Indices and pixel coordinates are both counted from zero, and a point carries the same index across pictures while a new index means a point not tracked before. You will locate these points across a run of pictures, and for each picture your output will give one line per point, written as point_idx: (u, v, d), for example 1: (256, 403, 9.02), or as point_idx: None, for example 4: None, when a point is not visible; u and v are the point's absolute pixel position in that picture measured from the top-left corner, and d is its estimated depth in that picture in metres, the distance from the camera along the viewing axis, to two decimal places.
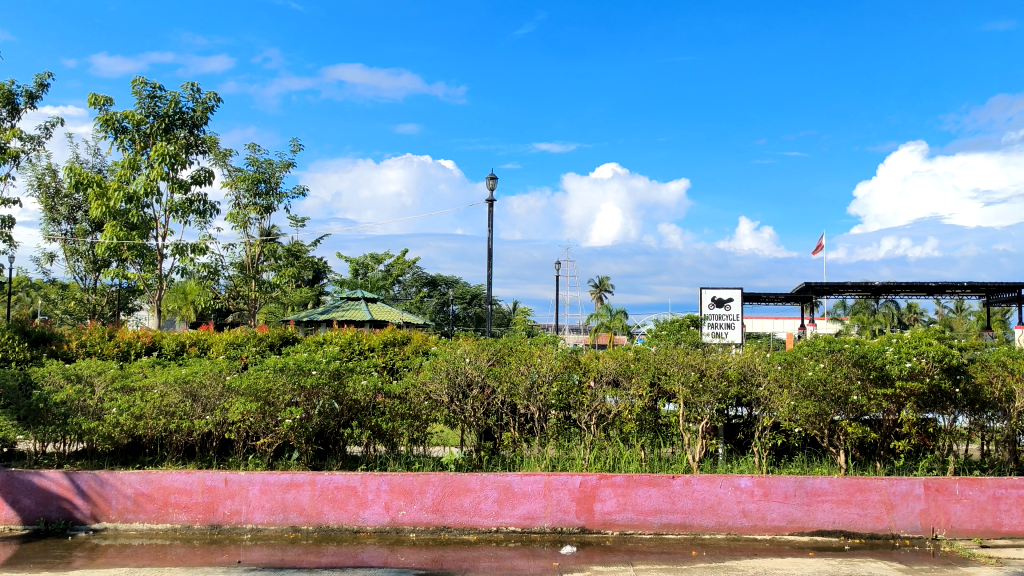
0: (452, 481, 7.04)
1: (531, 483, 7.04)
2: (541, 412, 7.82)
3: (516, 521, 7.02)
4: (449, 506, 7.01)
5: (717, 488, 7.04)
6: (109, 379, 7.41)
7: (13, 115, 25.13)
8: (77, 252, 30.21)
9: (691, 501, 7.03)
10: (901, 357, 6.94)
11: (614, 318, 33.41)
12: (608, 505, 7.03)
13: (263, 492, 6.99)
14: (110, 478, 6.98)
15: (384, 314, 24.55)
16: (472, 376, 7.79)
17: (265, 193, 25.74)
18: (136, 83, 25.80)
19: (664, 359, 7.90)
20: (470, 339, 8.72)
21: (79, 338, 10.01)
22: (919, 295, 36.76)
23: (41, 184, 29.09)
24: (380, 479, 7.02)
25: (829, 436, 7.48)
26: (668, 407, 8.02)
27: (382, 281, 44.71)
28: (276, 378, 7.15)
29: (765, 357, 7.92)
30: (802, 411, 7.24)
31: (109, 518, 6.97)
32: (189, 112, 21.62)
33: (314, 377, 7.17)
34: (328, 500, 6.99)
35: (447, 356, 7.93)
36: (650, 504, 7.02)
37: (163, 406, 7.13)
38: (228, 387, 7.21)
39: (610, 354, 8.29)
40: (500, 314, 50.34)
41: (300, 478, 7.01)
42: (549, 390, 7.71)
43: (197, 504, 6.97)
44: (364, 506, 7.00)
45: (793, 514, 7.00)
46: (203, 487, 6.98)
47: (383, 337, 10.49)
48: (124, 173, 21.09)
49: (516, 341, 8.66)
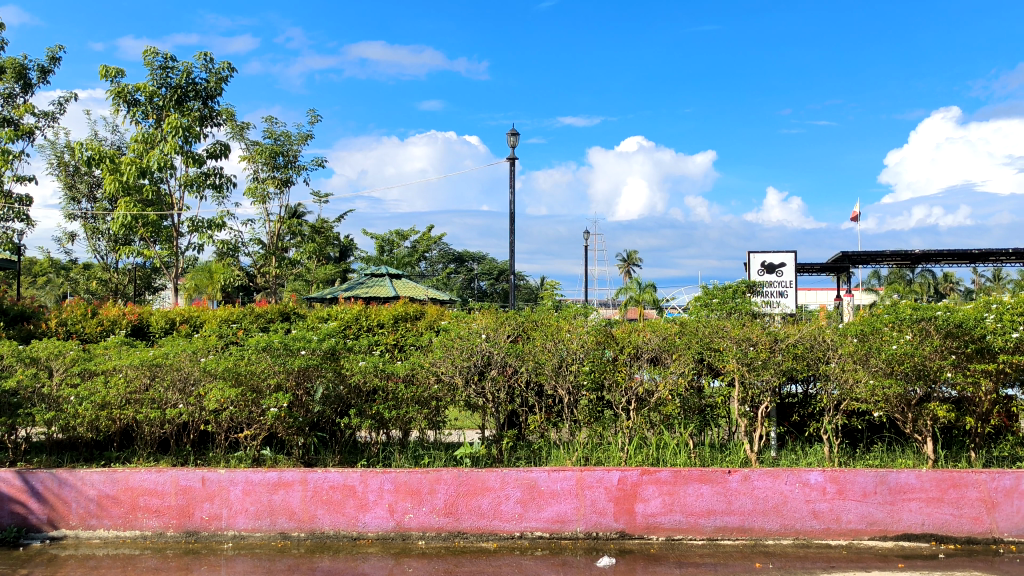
0: (468, 478, 5.98)
1: (560, 481, 5.96)
2: (570, 395, 6.74)
3: (543, 526, 5.95)
4: (464, 508, 5.96)
5: (782, 485, 5.94)
6: (68, 362, 6.33)
7: (27, 90, 24.30)
8: (97, 231, 29.50)
9: (750, 501, 5.93)
10: (1006, 326, 5.79)
11: (644, 291, 32.17)
12: (652, 506, 5.94)
13: (246, 494, 5.97)
14: (69, 477, 5.99)
15: (409, 290, 23.57)
16: (490, 355, 6.70)
17: (283, 166, 24.73)
18: (149, 55, 24.85)
19: (715, 332, 6.74)
20: (489, 313, 7.58)
21: (59, 315, 8.96)
22: (962, 263, 35.24)
23: (59, 161, 28.36)
24: (383, 477, 5.97)
25: (912, 422, 6.28)
26: (715, 386, 6.85)
27: (409, 257, 43.61)
28: (259, 359, 6.07)
29: (836, 326, 6.73)
30: (883, 391, 6.07)
31: (69, 524, 5.97)
32: (203, 83, 20.51)
33: (303, 357, 6.08)
34: (323, 502, 5.96)
35: (461, 331, 6.87)
36: (701, 505, 5.94)
37: (130, 393, 6.06)
38: (204, 370, 6.13)
39: (649, 327, 7.13)
40: (528, 289, 49.29)
41: (289, 477, 5.98)
42: (580, 369, 6.65)
43: (170, 507, 5.96)
44: (364, 508, 5.96)
45: (873, 516, 5.90)
46: (176, 488, 5.97)
47: (393, 311, 9.36)
48: (137, 147, 20.15)
49: (542, 315, 7.55)
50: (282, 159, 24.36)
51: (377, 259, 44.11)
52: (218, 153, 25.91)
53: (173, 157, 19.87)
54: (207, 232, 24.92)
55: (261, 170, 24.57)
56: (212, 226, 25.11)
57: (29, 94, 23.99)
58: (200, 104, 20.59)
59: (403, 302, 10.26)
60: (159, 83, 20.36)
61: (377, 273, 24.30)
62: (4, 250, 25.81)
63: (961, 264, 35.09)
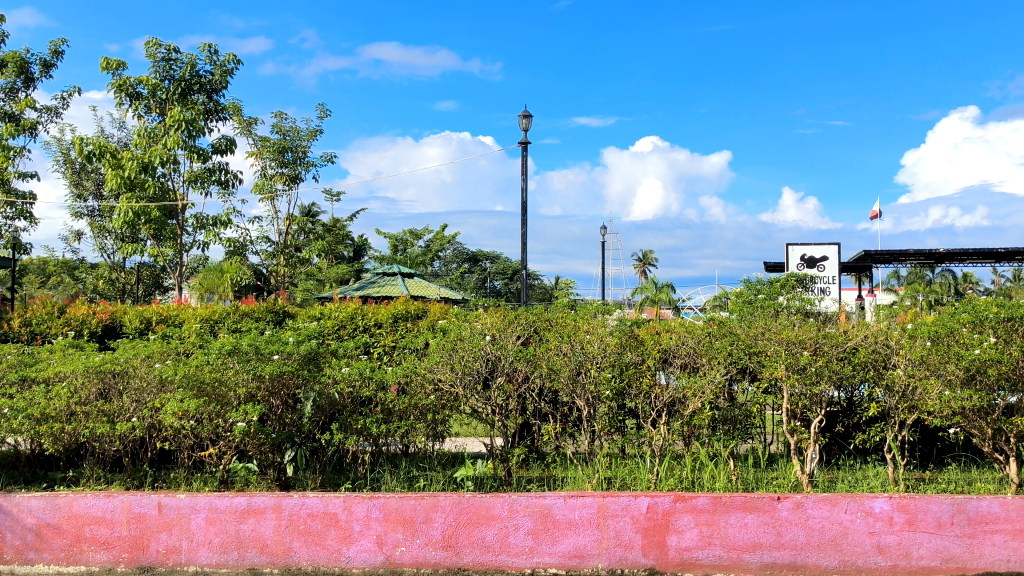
0: (470, 505, 5.08)
1: (578, 509, 5.05)
2: (590, 406, 5.82)
3: (558, 562, 5.03)
4: (466, 540, 5.05)
5: (840, 514, 5.02)
6: (6, 369, 5.45)
7: (31, 84, 23.58)
8: (104, 229, 28.81)
9: (803, 533, 5.01)
10: None
11: (662, 291, 31.04)
12: (687, 539, 5.03)
13: (209, 523, 5.09)
14: (4, 503, 5.14)
15: (422, 289, 22.72)
16: (496, 362, 5.79)
17: (292, 162, 23.88)
18: (154, 48, 24.09)
19: (759, 333, 5.80)
20: (496, 312, 6.69)
21: (23, 314, 8.08)
22: (989, 263, 34.02)
23: (64, 159, 27.62)
24: (370, 503, 5.07)
25: (992, 439, 5.33)
26: (750, 391, 6.01)
27: (422, 256, 42.72)
28: (224, 365, 5.17)
29: (900, 326, 5.77)
30: (960, 405, 5.09)
31: (3, 558, 5.11)
32: (207, 76, 19.65)
33: (276, 363, 5.19)
34: (299, 533, 5.06)
35: (461, 333, 5.98)
36: (746, 537, 5.02)
37: (74, 404, 5.18)
38: (161, 378, 5.24)
39: (678, 328, 6.21)
40: (544, 289, 48.39)
41: (260, 503, 5.10)
42: (602, 377, 5.71)
43: (121, 539, 5.09)
44: (347, 541, 5.05)
45: (949, 551, 4.96)
46: (129, 517, 5.10)
47: (393, 310, 8.46)
48: (140, 142, 19.31)
49: (557, 315, 6.64)
50: (291, 155, 23.54)
51: (390, 259, 43.29)
52: (224, 148, 25.11)
53: (176, 151, 19.05)
54: (212, 230, 24.12)
55: (268, 167, 23.73)
56: (217, 223, 24.31)
57: (31, 88, 23.21)
58: (204, 97, 19.75)
59: (404, 301, 9.35)
60: (162, 76, 19.54)
61: (389, 272, 23.46)
62: (6, 248, 25.10)
63: (988, 263, 34.13)
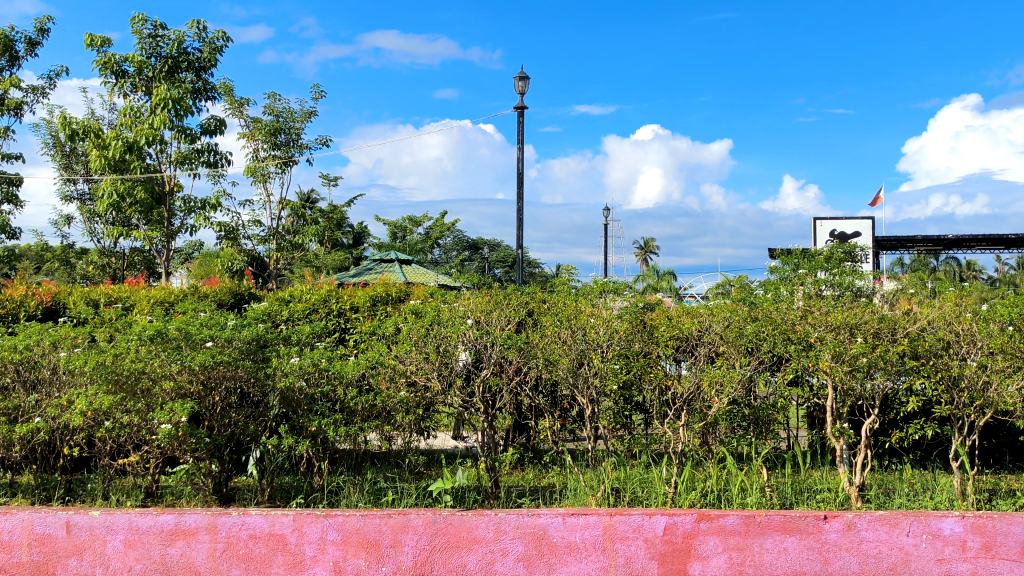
0: (448, 525, 4.15)
1: (580, 531, 4.12)
2: (594, 404, 4.88)
3: None
4: (442, 568, 4.12)
5: (902, 538, 4.08)
6: None
7: (12, 62, 22.29)
8: (91, 213, 27.80)
9: (856, 560, 4.08)
10: None
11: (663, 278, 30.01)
12: (714, 567, 4.09)
13: (128, 547, 4.15)
14: None
15: (420, 278, 21.75)
16: (482, 350, 4.85)
17: (285, 145, 22.83)
18: (140, 23, 23.01)
19: (797, 316, 4.85)
20: (482, 293, 5.75)
21: None
22: (1001, 251, 33.09)
23: (50, 140, 26.62)
24: (325, 523, 4.13)
25: None
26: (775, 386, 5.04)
27: (421, 243, 41.73)
28: (148, 354, 4.22)
29: (972, 311, 4.83)
30: None
31: None
32: (196, 53, 18.45)
33: (211, 352, 4.24)
34: (238, 559, 4.13)
35: (442, 315, 5.05)
36: (785, 565, 4.09)
37: None
38: (69, 369, 4.28)
39: (696, 314, 5.28)
40: (545, 277, 47.47)
41: (191, 523, 4.16)
42: (611, 369, 4.77)
43: (21, 566, 4.17)
44: (297, 569, 4.11)
45: None
46: (30, 538, 4.19)
47: (371, 291, 7.51)
48: (125, 122, 18.06)
49: (554, 298, 5.70)
50: (284, 136, 22.51)
51: (388, 245, 42.32)
52: (211, 128, 24.03)
53: (164, 132, 17.77)
54: (199, 214, 23.10)
55: (259, 148, 22.71)
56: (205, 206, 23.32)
57: (12, 64, 22.14)
58: (192, 76, 18.57)
59: (384, 281, 8.38)
60: (147, 53, 18.36)
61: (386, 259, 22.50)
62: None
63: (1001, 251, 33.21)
